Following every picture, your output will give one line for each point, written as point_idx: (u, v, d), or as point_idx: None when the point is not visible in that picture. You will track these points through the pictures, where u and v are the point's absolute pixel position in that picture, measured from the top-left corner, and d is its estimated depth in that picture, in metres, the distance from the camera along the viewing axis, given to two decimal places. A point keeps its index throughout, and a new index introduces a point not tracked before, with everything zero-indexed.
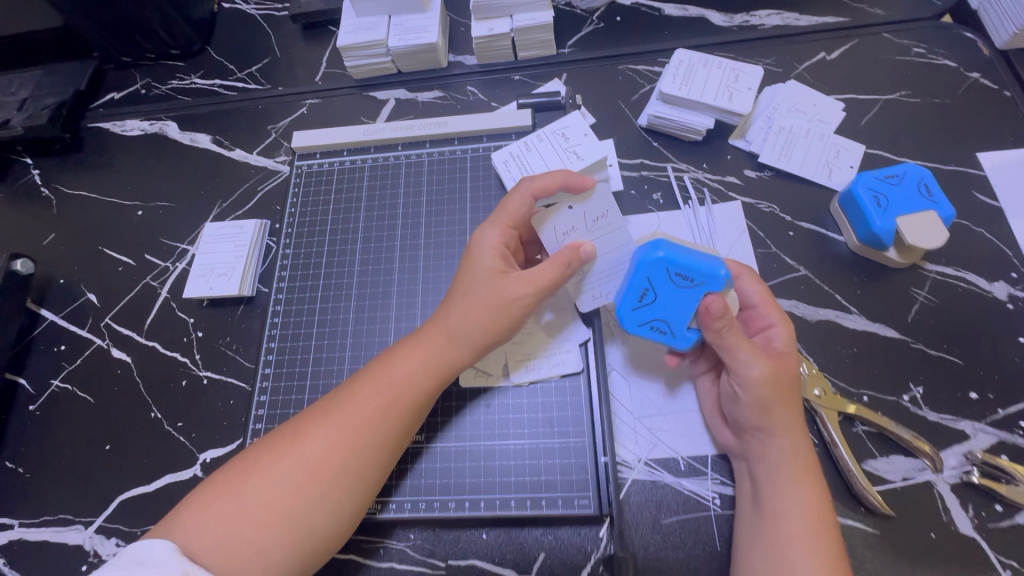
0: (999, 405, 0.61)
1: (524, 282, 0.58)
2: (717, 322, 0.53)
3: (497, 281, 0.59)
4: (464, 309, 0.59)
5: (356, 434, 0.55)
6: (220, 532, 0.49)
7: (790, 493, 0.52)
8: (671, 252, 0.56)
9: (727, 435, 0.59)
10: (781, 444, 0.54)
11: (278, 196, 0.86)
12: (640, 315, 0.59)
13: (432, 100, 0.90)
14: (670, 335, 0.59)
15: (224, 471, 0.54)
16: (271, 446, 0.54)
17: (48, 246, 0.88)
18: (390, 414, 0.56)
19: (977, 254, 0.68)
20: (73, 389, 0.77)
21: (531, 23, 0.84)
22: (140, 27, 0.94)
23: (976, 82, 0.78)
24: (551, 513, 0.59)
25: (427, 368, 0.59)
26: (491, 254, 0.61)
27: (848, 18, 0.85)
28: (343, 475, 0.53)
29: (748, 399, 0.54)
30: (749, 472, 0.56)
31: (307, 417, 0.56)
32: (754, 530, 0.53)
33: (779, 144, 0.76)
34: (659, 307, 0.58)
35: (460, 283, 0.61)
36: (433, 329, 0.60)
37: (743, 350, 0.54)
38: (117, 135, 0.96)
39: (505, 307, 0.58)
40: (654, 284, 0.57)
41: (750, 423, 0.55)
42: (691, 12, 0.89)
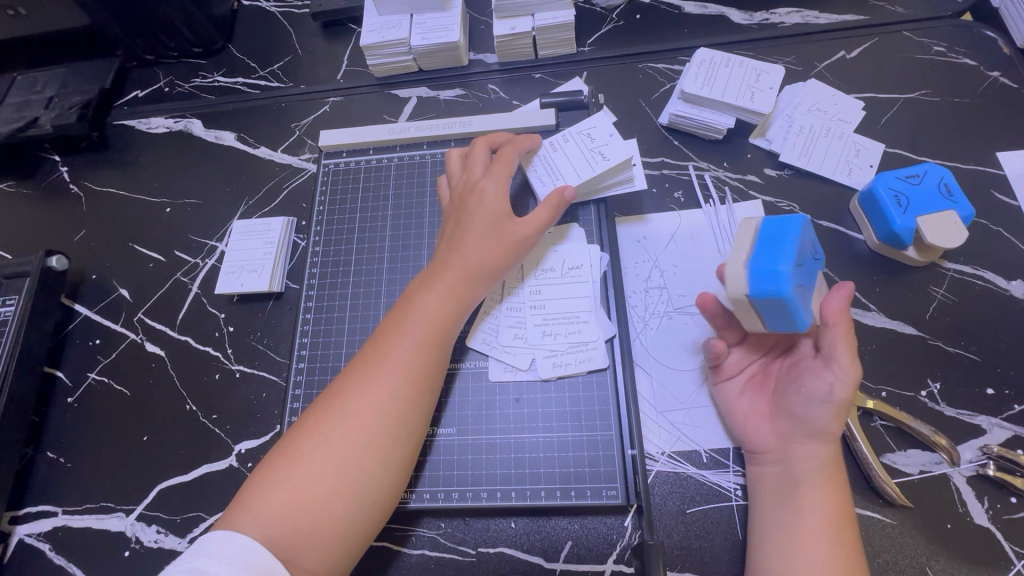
0: (1015, 401, 0.63)
1: (530, 224, 0.66)
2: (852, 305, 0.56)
3: (506, 221, 0.66)
4: (479, 247, 0.65)
5: (391, 383, 0.58)
6: (287, 492, 0.52)
7: (828, 494, 0.55)
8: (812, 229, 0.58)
9: (766, 436, 0.60)
10: (826, 449, 0.57)
11: (304, 194, 0.88)
12: (795, 275, 0.52)
13: (453, 98, 0.91)
14: (801, 310, 0.54)
15: (274, 452, 0.56)
16: (317, 408, 0.58)
17: (80, 243, 0.90)
18: (419, 359, 0.60)
19: (995, 253, 0.70)
20: (109, 382, 0.80)
21: (553, 22, 0.85)
22: (164, 25, 0.95)
23: (995, 82, 0.79)
24: (579, 503, 0.61)
25: (447, 308, 0.63)
26: (501, 197, 0.67)
27: (868, 16, 0.85)
28: (385, 424, 0.56)
29: (836, 399, 0.55)
30: (782, 472, 0.58)
31: (340, 382, 0.59)
32: (783, 526, 0.55)
33: (800, 143, 0.77)
34: (802, 277, 0.54)
35: (473, 224, 0.66)
36: (450, 272, 0.64)
37: (852, 350, 0.55)
38: (143, 133, 0.98)
39: (513, 243, 0.66)
40: (805, 252, 0.55)
41: (819, 424, 0.56)
42: (711, 10, 0.90)
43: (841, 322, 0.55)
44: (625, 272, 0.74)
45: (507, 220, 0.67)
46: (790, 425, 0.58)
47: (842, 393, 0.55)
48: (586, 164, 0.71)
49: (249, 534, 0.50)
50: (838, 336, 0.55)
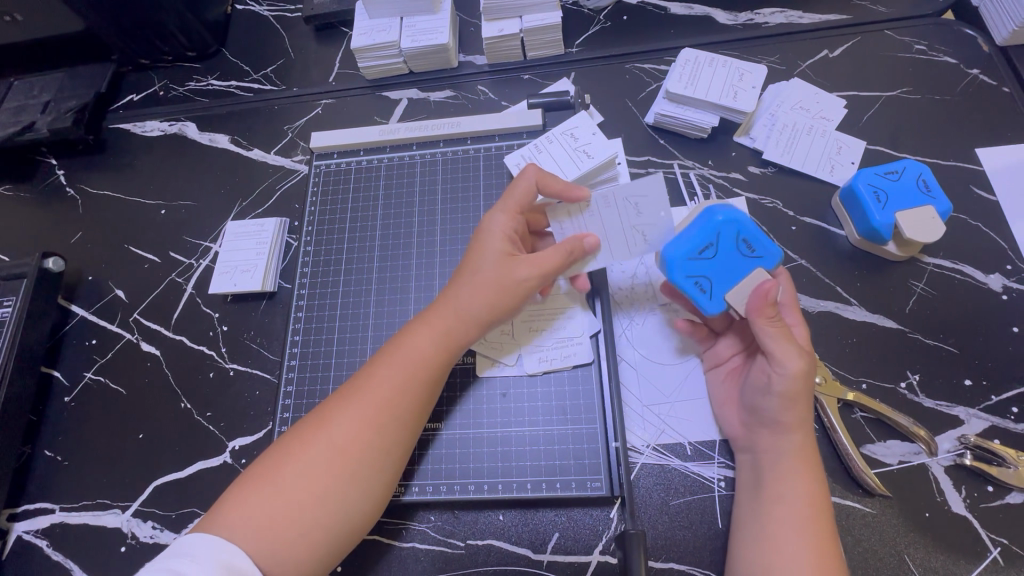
0: (992, 392, 0.64)
1: (531, 267, 0.62)
2: (768, 307, 0.57)
3: (508, 264, 0.62)
4: (473, 288, 0.62)
5: (376, 414, 0.58)
6: (263, 514, 0.53)
7: (793, 484, 0.55)
8: (750, 224, 0.62)
9: (736, 426, 0.62)
10: (792, 439, 0.57)
11: (296, 195, 0.89)
12: (691, 267, 0.62)
13: (443, 99, 0.93)
14: (705, 296, 0.63)
15: (258, 464, 0.57)
16: (301, 432, 0.58)
17: (76, 244, 0.91)
18: (407, 395, 0.60)
19: (973, 247, 0.71)
20: (105, 381, 0.81)
21: (541, 24, 0.86)
22: (159, 31, 0.96)
23: (975, 79, 0.80)
24: (565, 495, 0.63)
25: (438, 344, 0.62)
26: (501, 238, 0.64)
27: (851, 16, 0.87)
28: (368, 452, 0.57)
29: (778, 390, 0.57)
30: (752, 463, 0.60)
31: (327, 406, 0.60)
32: (752, 513, 0.57)
33: (783, 141, 0.78)
34: (709, 266, 0.62)
35: (470, 263, 0.64)
36: (443, 308, 0.63)
37: (788, 343, 0.56)
38: (138, 136, 0.99)
39: (512, 288, 0.62)
40: (719, 241, 0.62)
41: (772, 416, 0.57)
42: (697, 11, 0.91)
43: (760, 309, 0.57)
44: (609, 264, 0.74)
45: (509, 261, 0.63)
46: (752, 418, 0.60)
47: (785, 385, 0.56)
48: (574, 163, 0.74)
49: (229, 534, 0.52)
50: (768, 331, 0.56)
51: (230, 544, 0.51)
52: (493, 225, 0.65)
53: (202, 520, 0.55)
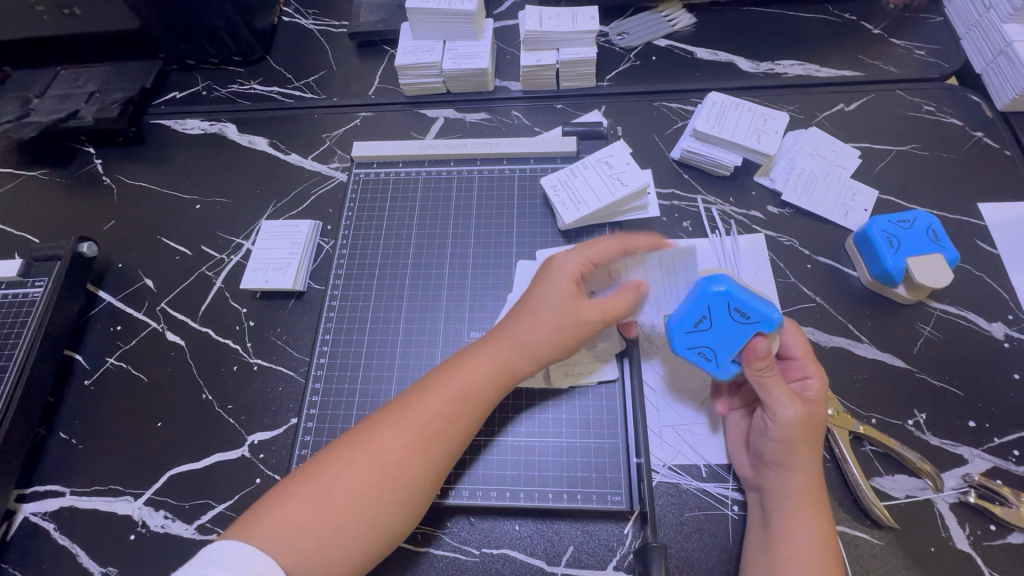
0: (994, 433, 0.67)
1: (595, 310, 0.65)
2: (758, 360, 0.61)
3: (574, 305, 0.65)
4: (537, 325, 0.64)
5: (428, 439, 0.60)
6: (305, 539, 0.54)
7: (798, 522, 0.57)
8: (733, 287, 0.63)
9: (746, 465, 0.64)
10: (796, 481, 0.58)
11: (330, 200, 0.91)
12: (691, 339, 0.65)
13: (478, 120, 0.97)
14: (712, 363, 0.64)
15: (298, 481, 0.58)
16: (344, 455, 0.58)
17: (108, 232, 0.93)
18: (458, 422, 0.61)
19: (977, 296, 0.75)
20: (127, 367, 0.81)
21: (577, 57, 0.91)
22: (209, 33, 1.00)
23: (979, 141, 0.86)
24: (585, 507, 0.64)
25: (493, 375, 0.64)
26: (569, 278, 0.66)
27: (864, 74, 0.93)
28: (415, 475, 0.58)
29: (775, 436, 0.59)
30: (761, 500, 0.61)
31: (375, 423, 0.61)
32: (757, 547, 0.58)
33: (801, 184, 0.83)
34: (709, 335, 0.64)
35: (533, 297, 0.67)
36: (502, 338, 0.65)
37: (780, 391, 0.59)
38: (177, 132, 1.02)
39: (577, 330, 0.65)
40: (713, 313, 0.64)
41: (773, 457, 0.60)
42: (722, 57, 0.98)
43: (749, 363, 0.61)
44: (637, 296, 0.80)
45: (576, 304, 0.65)
46: (757, 459, 0.62)
47: (787, 430, 0.59)
48: (606, 189, 0.78)
49: (260, 545, 0.53)
50: (759, 380, 0.60)
51: (256, 552, 0.51)
52: (563, 263, 0.68)
53: (235, 524, 0.56)
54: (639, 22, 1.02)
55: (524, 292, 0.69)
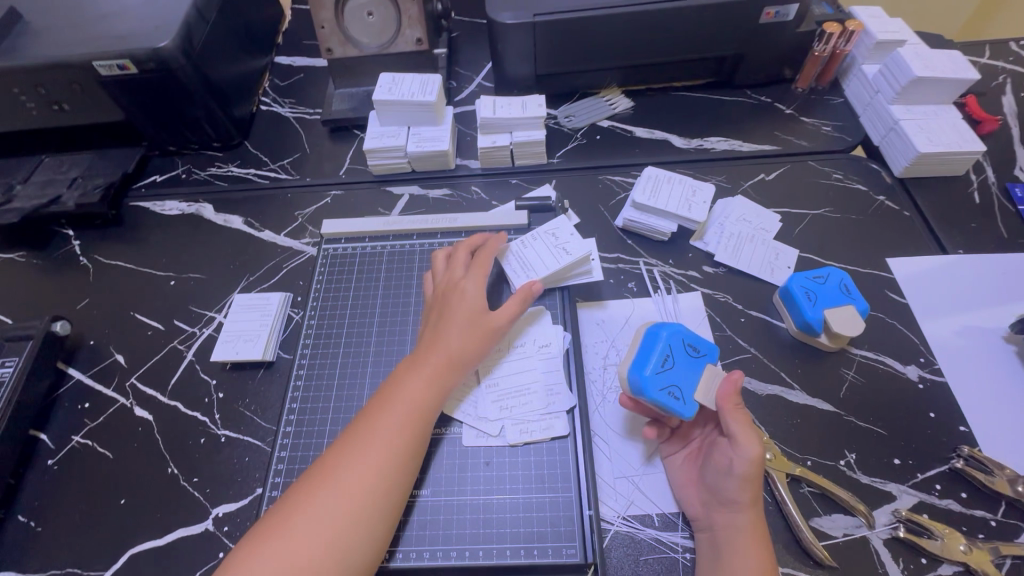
0: (917, 469, 0.73)
1: (504, 315, 0.77)
2: (734, 394, 0.68)
3: (485, 314, 0.76)
4: (455, 334, 0.74)
5: (380, 452, 0.65)
6: (279, 566, 0.58)
7: (744, 556, 0.61)
8: (686, 332, 0.74)
9: (696, 505, 0.68)
10: (744, 516, 0.63)
11: (301, 272, 0.97)
12: (661, 380, 0.70)
13: (440, 196, 1.06)
14: (681, 403, 0.69)
15: (267, 521, 0.62)
16: (306, 489, 0.63)
17: (82, 310, 0.96)
18: (406, 433, 0.67)
19: (891, 342, 0.83)
20: (93, 444, 0.82)
21: (528, 139, 1.02)
22: (191, 123, 1.09)
23: (882, 204, 0.98)
24: (542, 562, 0.66)
25: (428, 385, 0.71)
26: (472, 293, 0.77)
27: (780, 147, 1.06)
28: (372, 489, 0.63)
29: (738, 471, 0.63)
30: (711, 540, 0.64)
31: (332, 455, 0.66)
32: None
33: (731, 246, 0.92)
34: (674, 375, 0.71)
35: (447, 316, 0.76)
36: (430, 355, 0.73)
37: (745, 428, 0.64)
38: (156, 213, 1.08)
39: (495, 334, 0.76)
40: (675, 354, 0.72)
41: (729, 496, 0.64)
42: (657, 135, 1.10)
43: (729, 399, 0.67)
44: (585, 351, 0.84)
45: (483, 313, 0.76)
46: (711, 497, 0.66)
47: (742, 468, 0.63)
48: (551, 257, 0.85)
49: None
50: (734, 414, 0.66)
51: None
52: (466, 283, 0.78)
53: None
54: (584, 106, 1.15)
55: (438, 313, 0.78)
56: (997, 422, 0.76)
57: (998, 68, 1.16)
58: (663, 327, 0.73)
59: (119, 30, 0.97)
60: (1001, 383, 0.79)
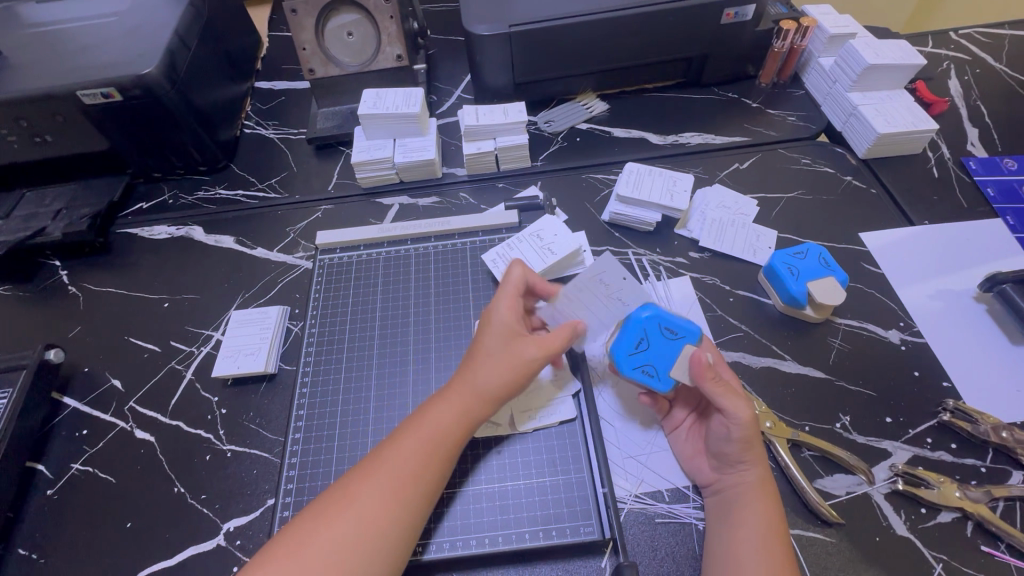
0: (908, 425, 0.76)
1: (538, 346, 0.71)
2: (707, 370, 0.67)
3: (517, 345, 0.71)
4: (488, 366, 0.70)
5: (404, 488, 0.62)
6: None
7: (755, 510, 0.63)
8: (659, 312, 0.76)
9: (707, 471, 0.69)
10: (753, 473, 0.66)
11: (297, 285, 0.98)
12: (635, 359, 0.73)
13: (430, 204, 1.08)
14: (656, 378, 0.72)
15: (282, 542, 0.59)
16: (324, 514, 0.60)
17: (74, 338, 0.95)
18: (432, 467, 0.65)
19: (872, 310, 0.87)
20: (94, 471, 0.81)
21: (512, 143, 1.06)
22: (177, 149, 1.10)
23: (850, 183, 1.04)
24: (561, 542, 0.67)
25: (457, 417, 0.68)
26: (507, 322, 0.73)
27: (751, 138, 1.12)
28: (396, 521, 0.61)
29: (737, 436, 0.65)
30: (720, 501, 0.66)
31: (353, 480, 0.63)
32: (721, 539, 0.63)
33: (714, 231, 0.96)
34: (651, 354, 0.73)
35: (481, 345, 0.73)
36: (461, 384, 0.70)
37: (730, 396, 0.66)
38: (145, 239, 1.08)
39: (527, 368, 0.71)
40: (649, 335, 0.74)
41: (733, 457, 0.66)
42: (634, 134, 1.15)
43: (701, 370, 0.67)
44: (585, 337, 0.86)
45: (518, 343, 0.72)
46: (718, 461, 0.68)
47: (740, 431, 0.65)
48: (608, 311, 0.79)
49: None
50: (713, 388, 0.66)
51: None
52: (499, 311, 0.74)
53: None
54: (562, 111, 1.20)
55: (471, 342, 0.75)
56: (977, 376, 0.80)
57: (942, 55, 1.25)
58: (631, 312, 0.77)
59: (100, 59, 0.98)
60: (976, 339, 0.83)
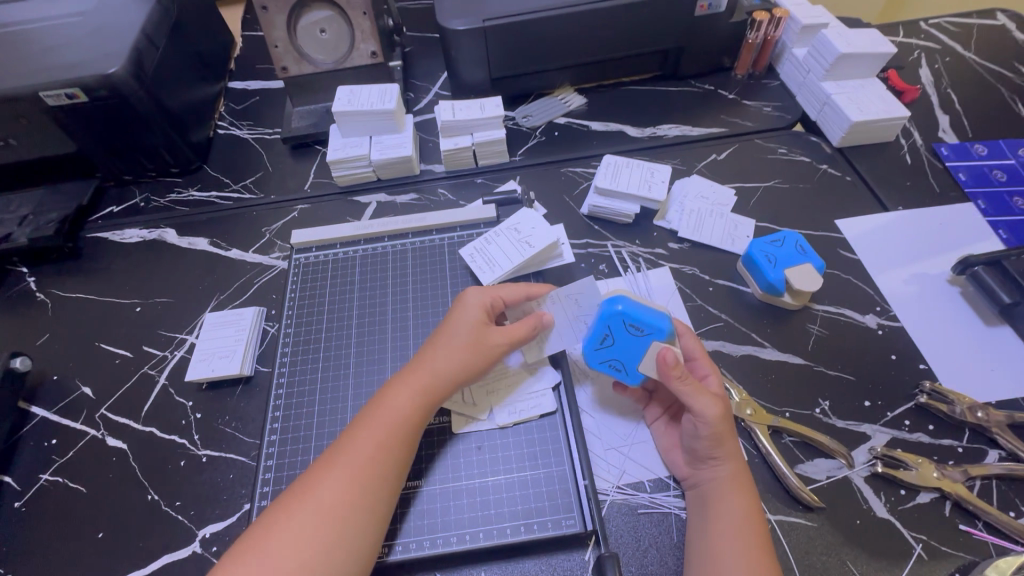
0: (887, 409, 0.77)
1: (504, 334, 0.72)
2: (673, 370, 0.65)
3: (482, 330, 0.72)
4: (450, 350, 0.70)
5: (364, 475, 0.61)
6: None
7: (727, 505, 0.63)
8: (629, 307, 0.70)
9: (683, 466, 0.69)
10: (725, 468, 0.65)
11: (273, 286, 0.96)
12: (600, 354, 0.72)
13: (408, 201, 1.07)
14: (625, 372, 0.73)
15: (242, 541, 0.58)
16: (285, 506, 0.59)
17: (42, 346, 0.92)
18: (392, 452, 0.64)
19: (849, 295, 0.88)
20: (64, 481, 0.78)
21: (490, 138, 1.05)
22: (147, 151, 1.08)
23: (825, 172, 1.04)
24: (543, 536, 0.66)
25: (417, 400, 0.67)
26: (474, 308, 0.73)
27: (728, 129, 1.13)
28: (356, 517, 0.59)
29: (705, 433, 0.64)
30: (697, 496, 0.66)
31: (314, 470, 0.62)
32: (697, 533, 0.63)
33: (692, 222, 0.97)
34: (616, 349, 0.71)
35: (445, 330, 0.73)
36: (420, 368, 0.70)
37: (699, 395, 0.65)
38: (115, 243, 1.05)
39: (490, 353, 0.71)
40: (614, 331, 0.71)
41: (704, 453, 0.65)
42: (612, 127, 1.15)
43: (665, 373, 0.65)
44: None
45: (483, 329, 0.72)
46: (691, 456, 0.67)
47: (708, 427, 0.64)
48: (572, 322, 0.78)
49: None
50: (681, 389, 0.65)
51: None
52: (470, 297, 0.74)
53: None
54: (540, 106, 1.19)
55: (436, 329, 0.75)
56: (952, 357, 0.81)
57: (913, 45, 1.27)
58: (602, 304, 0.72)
59: (65, 60, 0.96)
60: (951, 321, 0.84)
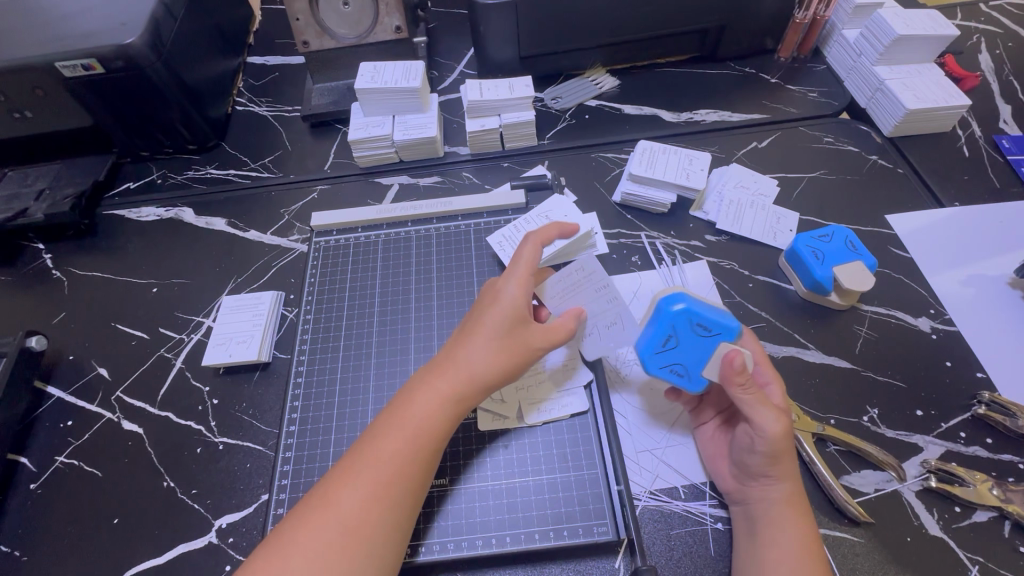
0: (940, 419, 0.72)
1: (545, 337, 0.67)
2: (738, 376, 0.61)
3: (523, 328, 0.66)
4: (486, 350, 0.64)
5: (390, 488, 0.58)
6: None
7: (785, 530, 0.58)
8: (692, 305, 0.67)
9: (727, 479, 0.64)
10: (781, 488, 0.60)
11: (293, 269, 0.93)
12: (662, 358, 0.68)
13: (432, 184, 1.03)
14: (686, 378, 0.68)
15: (262, 554, 0.54)
16: (305, 519, 0.56)
17: (59, 325, 0.90)
18: (418, 462, 0.60)
19: (900, 296, 0.82)
20: (79, 464, 0.77)
21: (518, 120, 1.00)
22: (165, 126, 1.04)
23: (876, 163, 0.98)
24: (573, 542, 0.63)
25: (446, 409, 0.63)
26: (512, 302, 0.67)
27: (770, 115, 1.06)
28: (380, 530, 0.56)
29: (762, 450, 0.59)
30: (745, 514, 0.62)
31: (334, 480, 0.59)
32: (749, 556, 0.59)
33: (732, 213, 0.91)
34: (679, 352, 0.67)
35: (481, 326, 0.66)
36: (451, 370, 0.64)
37: (764, 408, 0.60)
38: (132, 221, 1.03)
39: (530, 354, 0.66)
40: (677, 331, 0.67)
41: (756, 470, 0.61)
42: (646, 111, 1.09)
43: (733, 380, 0.61)
44: None
45: (524, 327, 0.66)
46: (740, 471, 0.63)
47: (768, 445, 0.59)
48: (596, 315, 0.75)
49: None
50: (744, 398, 0.60)
51: None
52: (508, 289, 0.68)
53: None
54: (570, 87, 1.13)
55: (466, 320, 0.69)
56: (1012, 366, 0.75)
57: (972, 28, 1.18)
58: (660, 303, 0.69)
59: (80, 28, 0.92)
60: (1010, 327, 0.79)
